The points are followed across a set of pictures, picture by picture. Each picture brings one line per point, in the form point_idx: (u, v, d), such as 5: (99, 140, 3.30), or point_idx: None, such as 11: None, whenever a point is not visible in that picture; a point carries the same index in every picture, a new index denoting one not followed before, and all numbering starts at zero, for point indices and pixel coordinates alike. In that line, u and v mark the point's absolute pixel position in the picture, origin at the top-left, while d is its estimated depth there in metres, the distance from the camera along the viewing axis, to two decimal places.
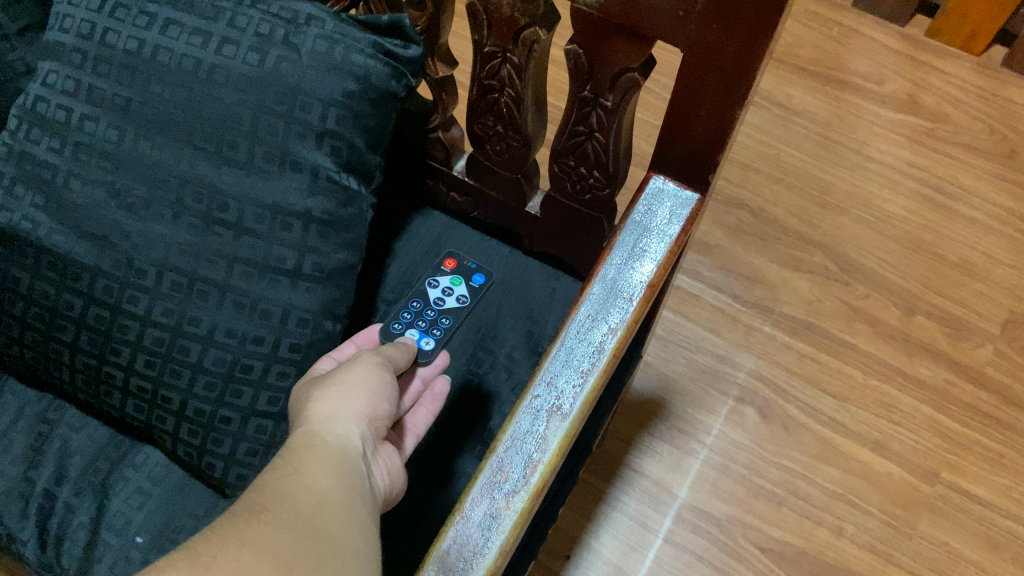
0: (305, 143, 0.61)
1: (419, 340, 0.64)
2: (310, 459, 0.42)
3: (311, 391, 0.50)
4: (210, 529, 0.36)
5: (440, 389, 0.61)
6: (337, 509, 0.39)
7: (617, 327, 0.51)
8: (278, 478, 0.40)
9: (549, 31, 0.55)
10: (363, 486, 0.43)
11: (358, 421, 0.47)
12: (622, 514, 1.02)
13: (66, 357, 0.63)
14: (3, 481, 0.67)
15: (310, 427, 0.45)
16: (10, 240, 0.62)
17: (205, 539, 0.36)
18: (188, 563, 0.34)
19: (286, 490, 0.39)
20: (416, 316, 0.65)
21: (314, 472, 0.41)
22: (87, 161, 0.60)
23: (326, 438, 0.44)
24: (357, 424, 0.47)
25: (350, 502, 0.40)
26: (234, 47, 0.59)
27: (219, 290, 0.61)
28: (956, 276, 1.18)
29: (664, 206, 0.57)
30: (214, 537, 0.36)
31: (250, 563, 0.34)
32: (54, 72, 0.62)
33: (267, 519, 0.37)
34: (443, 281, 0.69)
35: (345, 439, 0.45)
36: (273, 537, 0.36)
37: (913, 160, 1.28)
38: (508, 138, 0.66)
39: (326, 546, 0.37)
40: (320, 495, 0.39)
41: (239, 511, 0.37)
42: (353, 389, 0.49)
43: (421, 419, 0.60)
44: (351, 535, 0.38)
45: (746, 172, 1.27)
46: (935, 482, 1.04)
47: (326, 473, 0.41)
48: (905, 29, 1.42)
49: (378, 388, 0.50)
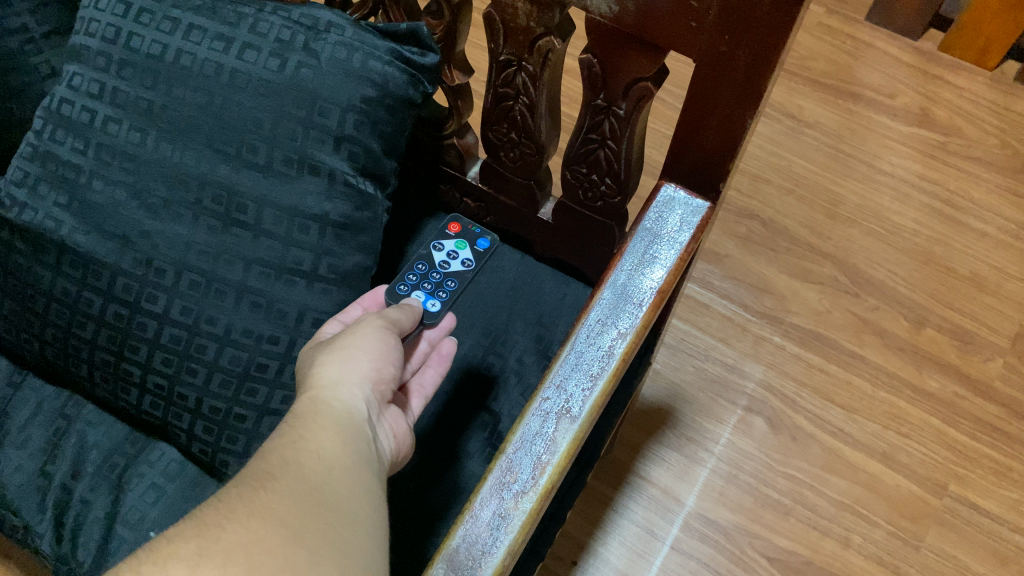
0: (323, 148, 0.62)
1: (425, 301, 0.66)
2: (314, 427, 0.43)
3: (316, 357, 0.51)
4: (218, 498, 0.37)
5: (447, 349, 0.64)
6: (343, 476, 0.40)
7: (626, 332, 0.52)
8: (285, 446, 0.41)
9: (564, 40, 0.56)
10: (368, 451, 0.44)
11: (362, 386, 0.48)
12: (629, 521, 1.02)
13: (85, 354, 0.65)
14: (21, 474, 0.69)
15: (314, 392, 0.47)
16: (34, 239, 0.63)
17: (214, 508, 0.36)
18: (198, 533, 0.35)
19: (292, 458, 0.40)
20: (422, 278, 0.68)
21: (319, 440, 0.42)
22: (110, 162, 0.62)
23: (331, 404, 0.46)
24: (362, 389, 0.48)
25: (356, 467, 0.41)
26: (255, 52, 0.60)
27: (236, 291, 0.62)
28: (966, 289, 1.18)
29: (675, 213, 0.57)
30: (222, 507, 0.36)
31: (259, 531, 0.35)
32: (80, 75, 0.64)
33: (274, 486, 0.37)
34: (448, 245, 0.71)
35: (350, 404, 0.46)
36: (280, 504, 0.36)
37: (925, 173, 1.29)
38: (522, 145, 0.67)
39: (333, 512, 0.37)
40: (326, 463, 0.40)
41: (246, 480, 0.38)
42: (357, 355, 0.50)
43: (428, 380, 0.62)
44: (356, 501, 0.39)
45: (757, 182, 1.28)
46: (943, 495, 1.04)
47: (330, 441, 0.42)
48: (918, 43, 1.42)
49: (381, 352, 0.52)
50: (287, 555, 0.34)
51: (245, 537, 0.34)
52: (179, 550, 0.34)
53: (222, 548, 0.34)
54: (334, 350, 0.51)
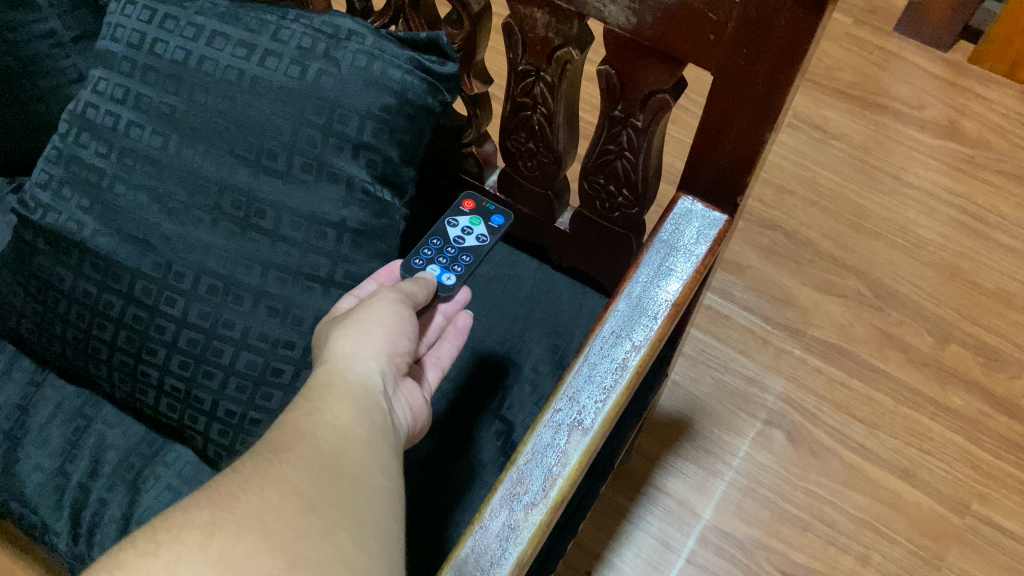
0: (341, 155, 0.62)
1: (439, 276, 0.64)
2: (331, 399, 0.43)
3: (332, 331, 0.51)
4: (233, 469, 0.37)
5: (463, 323, 0.64)
6: (358, 447, 0.40)
7: (641, 344, 0.52)
8: (301, 417, 0.41)
9: (582, 51, 0.56)
10: (383, 423, 0.44)
11: (377, 360, 0.49)
12: (645, 532, 1.02)
13: (104, 355, 0.65)
14: (40, 473, 0.70)
15: (330, 366, 0.47)
16: (56, 241, 0.64)
17: (228, 479, 0.36)
18: (212, 501, 0.34)
19: (308, 428, 0.40)
20: (437, 253, 0.65)
21: (335, 411, 0.42)
22: (132, 165, 0.62)
23: (347, 375, 0.46)
24: (377, 360, 0.49)
25: (370, 439, 0.42)
26: (277, 59, 0.61)
27: (254, 295, 0.62)
28: (993, 305, 1.17)
29: (692, 226, 0.57)
30: (237, 477, 0.36)
31: (274, 500, 0.35)
32: (105, 80, 0.64)
33: (289, 456, 0.38)
34: (462, 221, 0.68)
35: (365, 377, 0.47)
36: (295, 474, 0.37)
37: (952, 187, 1.27)
38: (540, 154, 0.67)
39: (348, 482, 0.38)
40: (340, 434, 0.41)
41: (262, 451, 0.38)
42: (371, 329, 0.51)
43: (444, 353, 0.62)
44: (372, 472, 0.40)
45: (780, 193, 1.27)
46: (966, 513, 1.02)
47: (346, 410, 0.43)
48: (948, 55, 1.40)
49: (395, 325, 0.52)
50: (301, 524, 0.34)
51: (260, 506, 0.34)
52: (193, 520, 0.33)
53: (236, 515, 0.34)
54: (349, 324, 0.51)
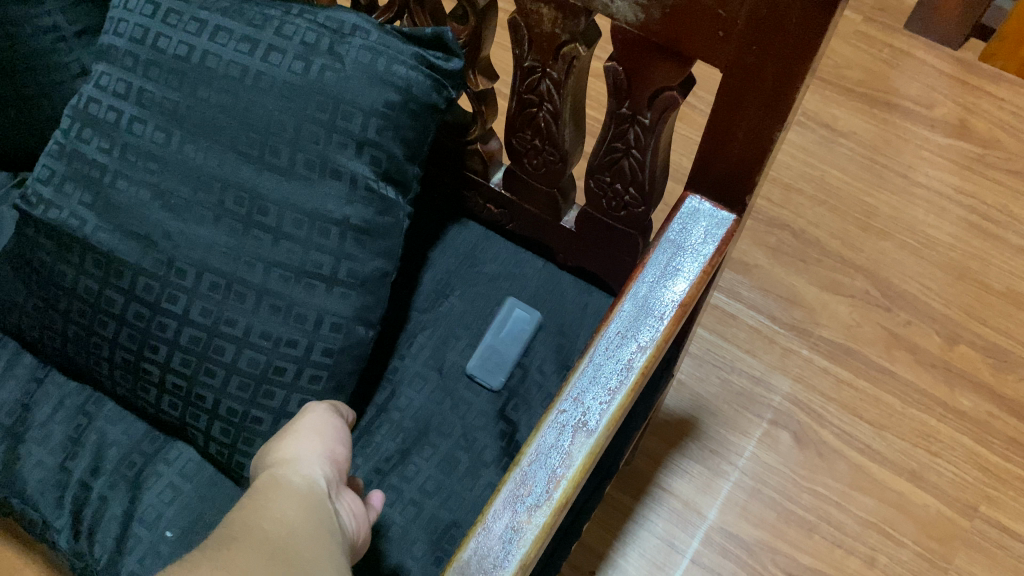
0: (345, 152, 0.61)
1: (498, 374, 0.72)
2: (277, 494, 0.43)
3: (268, 443, 0.50)
4: (178, 565, 0.36)
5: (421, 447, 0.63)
6: (305, 540, 0.40)
7: (647, 345, 0.51)
8: (246, 515, 0.41)
9: (588, 47, 0.55)
10: (332, 520, 0.43)
11: (320, 463, 0.48)
12: (649, 533, 1.01)
13: (106, 352, 0.65)
14: (42, 469, 0.69)
15: (273, 468, 0.46)
16: (58, 237, 0.64)
17: (174, 572, 0.36)
18: None
19: (254, 523, 0.40)
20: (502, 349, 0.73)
21: (281, 504, 0.42)
22: (134, 161, 0.62)
23: (292, 477, 0.45)
24: (320, 464, 0.48)
25: (319, 533, 0.41)
26: (280, 55, 0.60)
27: (256, 293, 0.62)
28: (1002, 306, 1.16)
29: (699, 225, 0.56)
30: (182, 570, 0.36)
31: None
32: (107, 75, 0.64)
33: (235, 548, 0.37)
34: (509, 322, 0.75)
35: (311, 477, 0.46)
36: (241, 566, 0.36)
37: (961, 186, 1.26)
38: (545, 152, 0.66)
39: (294, 573, 0.37)
40: (286, 527, 0.40)
41: (206, 548, 0.38)
42: (310, 435, 0.50)
43: None
44: (322, 564, 0.39)
45: (788, 192, 1.26)
46: (973, 516, 1.01)
47: (294, 504, 0.42)
48: (958, 52, 1.39)
49: (331, 433, 0.52)
50: None
51: None
52: None
53: None
54: (285, 434, 0.51)
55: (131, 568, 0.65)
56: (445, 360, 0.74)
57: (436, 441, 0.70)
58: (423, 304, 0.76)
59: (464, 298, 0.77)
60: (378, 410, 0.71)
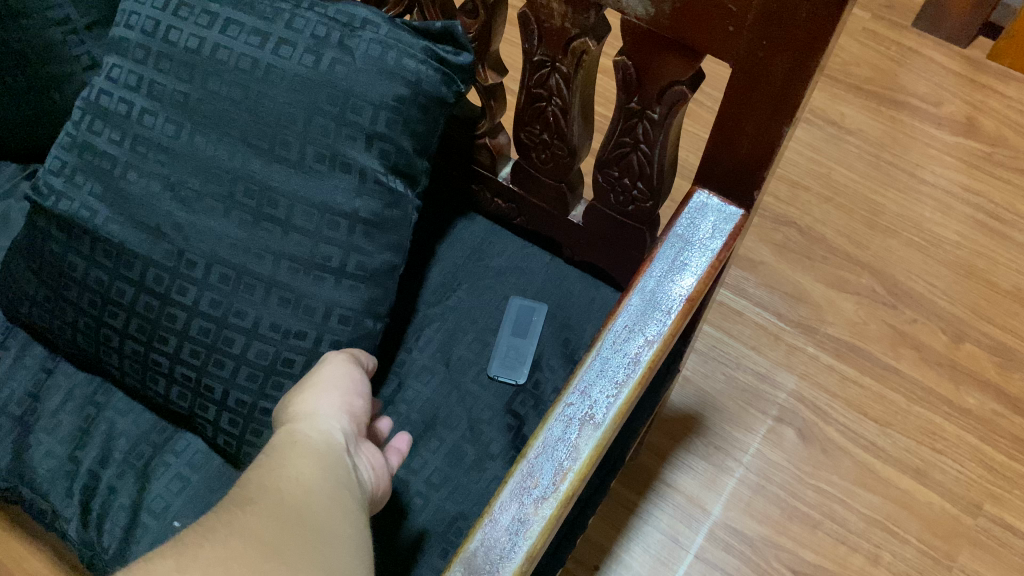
0: (354, 145, 0.61)
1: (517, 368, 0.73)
2: (295, 451, 0.42)
3: (288, 395, 0.50)
4: (196, 524, 0.37)
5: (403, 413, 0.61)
6: (323, 500, 0.40)
7: (654, 339, 0.51)
8: (263, 473, 0.41)
9: (598, 42, 0.55)
10: (350, 478, 0.43)
11: (339, 417, 0.47)
12: (653, 528, 1.01)
13: (115, 343, 0.65)
14: (51, 459, 0.70)
15: (292, 423, 0.46)
16: (69, 228, 0.64)
17: (192, 532, 0.36)
18: (175, 552, 0.34)
19: (271, 481, 0.40)
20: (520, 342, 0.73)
21: (299, 462, 0.41)
22: (145, 153, 0.62)
23: (310, 433, 0.44)
24: (339, 419, 0.47)
25: (337, 492, 0.41)
26: (291, 48, 0.60)
27: (265, 285, 0.62)
28: (1008, 304, 1.15)
29: (707, 220, 0.56)
30: (200, 530, 0.36)
31: (238, 550, 0.35)
32: (118, 67, 0.64)
33: (252, 509, 0.37)
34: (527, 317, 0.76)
35: (329, 433, 0.45)
36: (258, 526, 0.36)
37: (968, 185, 1.26)
38: (554, 147, 0.66)
39: (312, 533, 0.38)
40: (304, 485, 0.40)
41: (224, 507, 0.38)
42: (328, 390, 0.49)
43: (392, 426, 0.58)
44: (338, 524, 0.39)
45: (795, 189, 1.26)
46: (978, 514, 1.01)
47: (311, 460, 0.42)
48: (966, 51, 1.39)
49: (350, 387, 0.51)
50: None
51: (223, 555, 0.34)
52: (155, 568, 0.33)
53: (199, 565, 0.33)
54: (305, 387, 0.50)
55: (139, 557, 0.66)
56: (453, 353, 0.74)
57: (443, 433, 0.70)
58: (431, 298, 0.76)
59: (472, 292, 0.77)
60: (385, 403, 0.71)
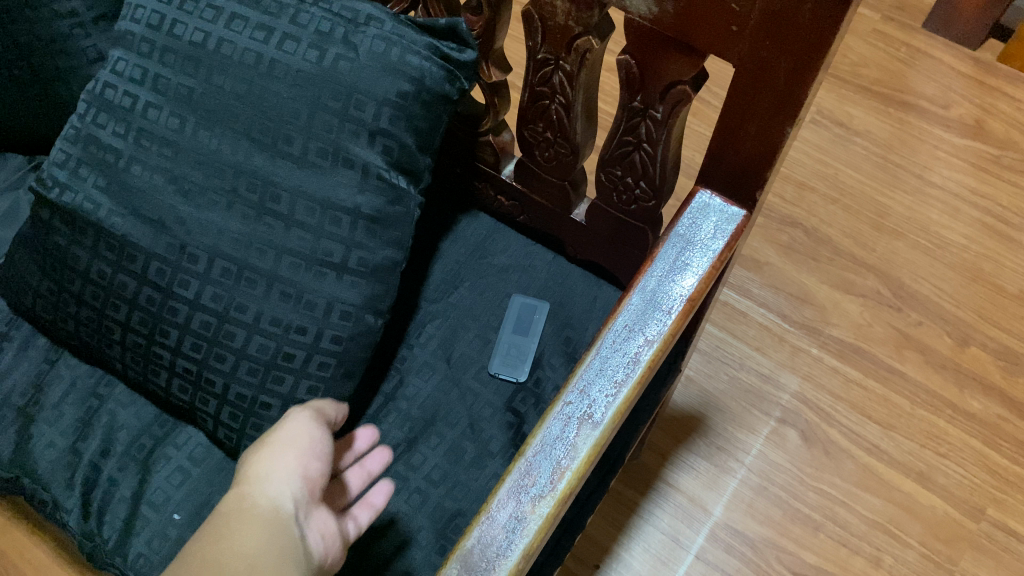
0: (357, 141, 0.61)
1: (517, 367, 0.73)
2: (241, 524, 0.45)
3: (249, 449, 0.51)
4: None
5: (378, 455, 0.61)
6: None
7: (654, 339, 0.51)
8: (209, 547, 0.44)
9: (602, 40, 0.55)
10: (294, 549, 0.45)
11: (292, 481, 0.48)
12: (653, 527, 1.01)
13: (118, 336, 0.66)
14: (53, 451, 0.70)
15: (245, 490, 0.48)
16: (72, 220, 0.65)
17: None
18: None
19: (213, 558, 0.44)
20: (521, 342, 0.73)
21: (243, 538, 0.44)
22: (148, 147, 0.62)
23: (259, 502, 0.46)
24: (292, 484, 0.48)
25: (279, 565, 0.44)
26: (295, 43, 0.60)
27: (267, 280, 0.62)
28: (1014, 308, 1.15)
29: (709, 220, 0.56)
30: None
31: None
32: (124, 60, 0.64)
33: None
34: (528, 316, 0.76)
35: (277, 502, 0.47)
36: None
37: (976, 188, 1.25)
38: (557, 145, 0.66)
39: None
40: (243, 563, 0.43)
41: None
42: (287, 447, 0.50)
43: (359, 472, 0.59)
44: None
45: (801, 190, 1.25)
46: (980, 518, 1.01)
47: (255, 534, 0.45)
48: (976, 53, 1.38)
49: (311, 443, 0.52)
50: None
51: None
52: None
53: None
54: (264, 441, 0.51)
55: (139, 549, 0.66)
56: (454, 350, 0.74)
57: (444, 430, 0.70)
58: (432, 295, 0.76)
59: (474, 289, 0.77)
60: (386, 399, 0.72)
